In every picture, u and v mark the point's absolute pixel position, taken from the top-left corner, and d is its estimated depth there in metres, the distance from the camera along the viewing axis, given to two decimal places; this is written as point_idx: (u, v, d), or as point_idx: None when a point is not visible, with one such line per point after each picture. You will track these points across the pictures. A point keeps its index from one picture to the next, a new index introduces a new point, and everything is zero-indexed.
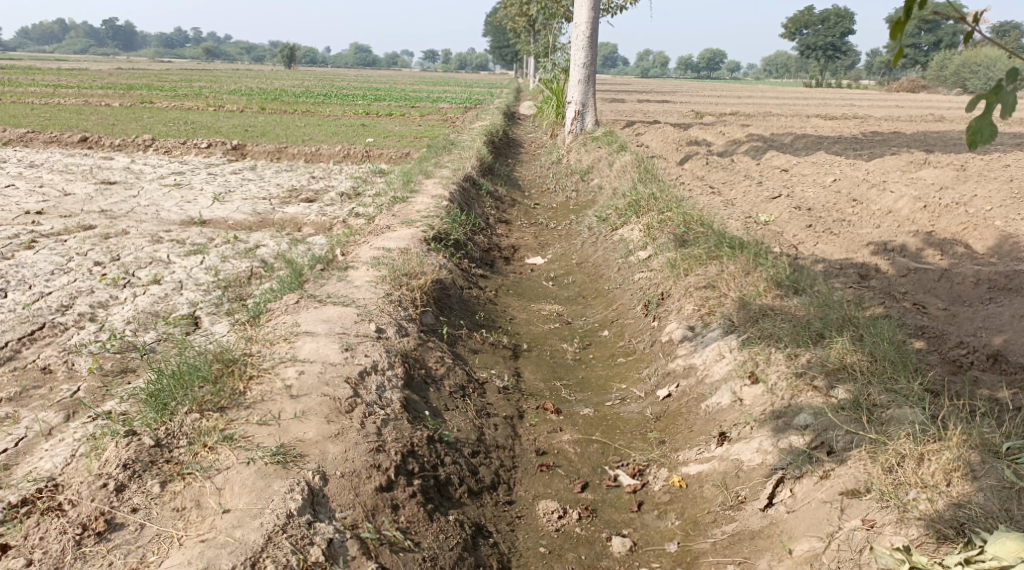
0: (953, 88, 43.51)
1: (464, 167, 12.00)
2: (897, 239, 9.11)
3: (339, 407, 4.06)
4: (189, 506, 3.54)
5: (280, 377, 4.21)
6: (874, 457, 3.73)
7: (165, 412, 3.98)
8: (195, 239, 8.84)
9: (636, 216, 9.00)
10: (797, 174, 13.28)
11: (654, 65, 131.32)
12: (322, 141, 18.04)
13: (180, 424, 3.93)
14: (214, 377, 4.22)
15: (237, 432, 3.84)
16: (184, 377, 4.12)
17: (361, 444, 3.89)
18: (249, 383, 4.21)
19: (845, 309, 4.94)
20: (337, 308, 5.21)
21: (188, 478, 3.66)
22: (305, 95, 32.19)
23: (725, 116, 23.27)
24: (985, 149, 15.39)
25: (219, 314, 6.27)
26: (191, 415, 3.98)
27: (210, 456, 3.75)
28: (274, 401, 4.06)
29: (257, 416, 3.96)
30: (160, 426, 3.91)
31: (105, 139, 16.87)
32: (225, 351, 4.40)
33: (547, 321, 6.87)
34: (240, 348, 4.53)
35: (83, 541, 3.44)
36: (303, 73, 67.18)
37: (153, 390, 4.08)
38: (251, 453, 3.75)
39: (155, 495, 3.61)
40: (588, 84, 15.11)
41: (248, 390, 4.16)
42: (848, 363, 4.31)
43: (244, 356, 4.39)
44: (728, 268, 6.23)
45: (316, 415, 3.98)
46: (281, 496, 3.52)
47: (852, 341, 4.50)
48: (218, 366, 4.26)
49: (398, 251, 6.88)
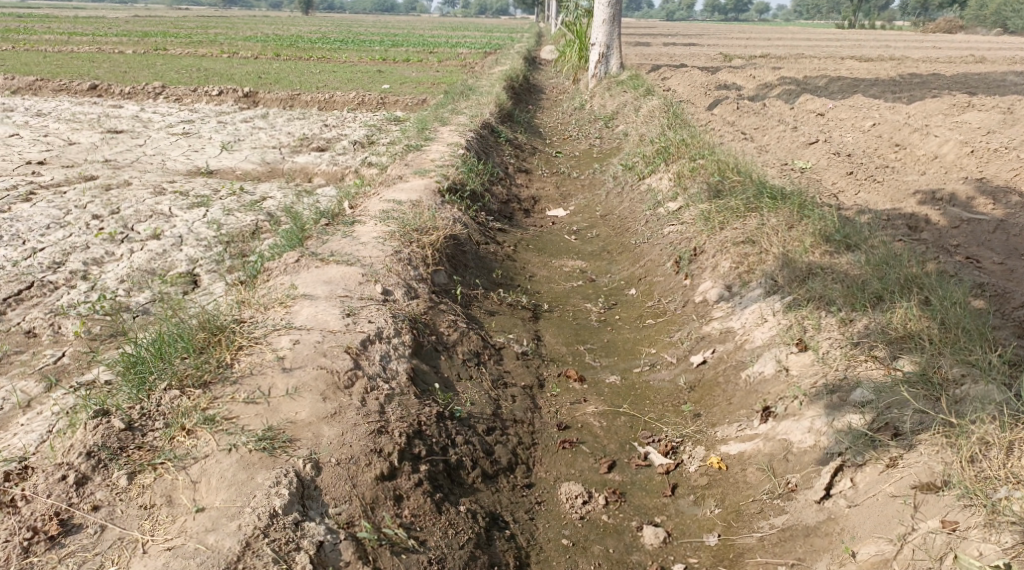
0: (992, 29, 41.95)
1: (482, 113, 11.45)
2: (945, 187, 8.53)
3: (337, 383, 3.72)
4: (159, 503, 3.27)
5: (272, 349, 3.84)
6: (952, 444, 3.38)
7: (143, 387, 3.67)
8: (199, 191, 8.37)
9: (665, 163, 8.47)
10: (833, 119, 12.60)
11: (679, 8, 128.28)
12: (336, 88, 17.48)
13: (157, 403, 3.62)
14: (199, 348, 3.87)
15: (219, 413, 3.53)
16: (164, 349, 3.80)
17: (361, 426, 3.58)
18: (238, 354, 3.87)
19: (905, 268, 4.49)
20: (340, 267, 4.80)
21: (160, 469, 3.37)
22: (321, 41, 31.44)
23: (754, 59, 22.37)
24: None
25: (219, 273, 5.82)
26: (171, 392, 3.66)
27: (187, 442, 3.46)
28: (264, 375, 3.71)
29: (244, 393, 3.64)
30: (134, 405, 3.60)
31: (115, 87, 16.39)
32: (213, 317, 4.04)
33: (569, 279, 6.41)
34: (231, 315, 4.16)
35: (33, 548, 3.16)
36: (321, 19, 65.84)
37: (129, 361, 3.77)
38: (233, 439, 3.46)
39: (121, 489, 3.32)
40: (613, 25, 14.40)
41: (236, 362, 3.82)
42: (914, 331, 3.91)
43: (234, 325, 4.01)
44: (768, 222, 5.76)
45: (310, 392, 3.65)
46: (264, 493, 3.26)
47: (917, 306, 4.07)
48: (203, 334, 3.91)
49: (410, 205, 6.42)
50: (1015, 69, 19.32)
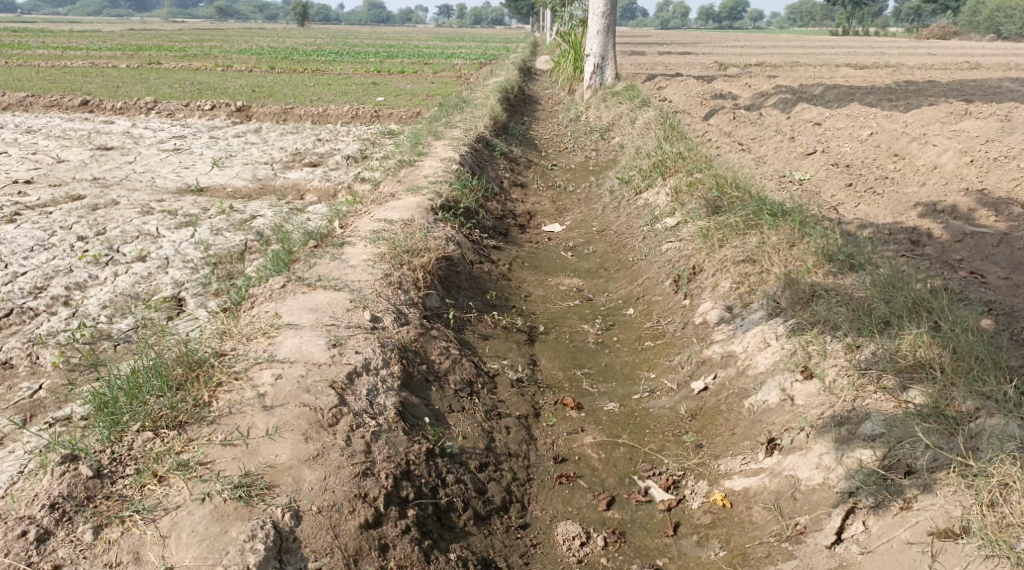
0: (986, 35, 42.01)
1: (476, 127, 11.30)
2: (947, 198, 8.39)
3: (321, 421, 3.64)
4: (126, 560, 3.15)
5: (252, 385, 3.77)
6: (970, 486, 3.30)
7: (115, 428, 3.58)
8: (187, 209, 8.10)
9: (662, 177, 8.31)
10: (830, 128, 12.46)
11: (673, 16, 128.45)
12: (330, 101, 17.34)
13: (130, 446, 3.53)
14: (175, 384, 3.80)
15: (194, 458, 3.44)
16: (137, 388, 3.72)
17: (345, 468, 3.49)
18: (216, 392, 3.78)
19: (912, 289, 4.37)
20: (328, 293, 4.63)
21: (127, 522, 3.26)
22: (315, 53, 31.30)
23: (750, 68, 22.26)
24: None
25: (206, 295, 5.61)
26: (143, 434, 3.58)
27: (159, 490, 3.36)
28: (243, 414, 3.64)
29: (221, 435, 3.56)
30: (104, 450, 3.51)
31: (106, 103, 16.21)
32: (191, 350, 3.95)
33: (566, 298, 6.24)
34: (211, 347, 4.06)
35: None
36: (317, 31, 65.76)
37: (101, 399, 3.69)
38: (208, 487, 3.35)
39: (85, 545, 3.20)
40: (608, 35, 14.26)
41: (213, 400, 3.74)
42: (926, 360, 3.81)
43: (212, 359, 3.92)
44: (769, 239, 5.61)
45: (292, 432, 3.57)
46: (239, 549, 3.14)
47: (927, 332, 3.97)
48: (180, 370, 3.82)
49: (401, 224, 6.26)
50: (1010, 75, 19.23)
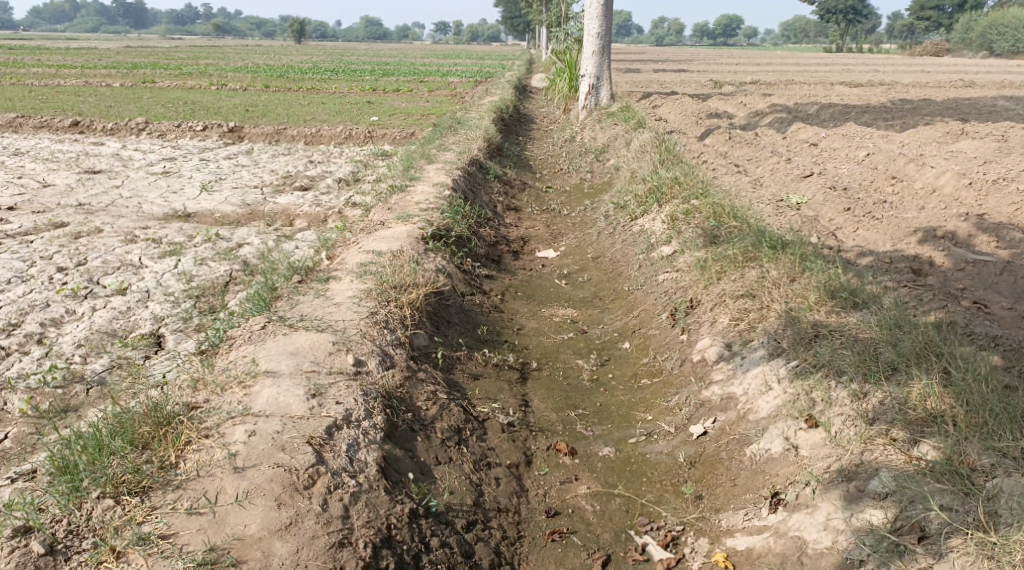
0: (979, 51, 42.13)
1: (470, 149, 11.14)
2: (947, 224, 8.22)
3: (296, 483, 3.53)
4: None
5: (223, 445, 3.67)
6: (990, 557, 3.17)
7: (74, 493, 3.48)
8: (172, 237, 7.88)
9: (657, 204, 8.14)
10: (827, 149, 12.31)
11: (668, 33, 128.99)
12: (323, 121, 17.19)
13: (89, 515, 3.43)
14: (140, 441, 3.71)
15: (154, 531, 3.34)
16: (101, 447, 3.62)
17: (319, 539, 3.38)
18: (185, 451, 3.69)
19: (919, 332, 4.23)
20: (311, 335, 4.53)
21: None
22: (311, 71, 31.22)
23: (745, 86, 22.16)
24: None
25: (186, 332, 5.42)
26: (104, 500, 3.47)
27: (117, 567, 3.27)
28: (213, 477, 3.53)
29: (187, 502, 3.45)
30: (61, 520, 3.40)
31: (97, 123, 16.04)
32: (160, 404, 3.86)
33: (559, 331, 6.04)
34: (181, 399, 3.98)
35: None
36: (314, 48, 65.76)
37: (62, 461, 3.59)
38: (170, 564, 3.26)
39: None
40: (602, 56, 14.14)
41: (181, 461, 3.64)
42: (937, 413, 3.71)
43: (182, 414, 3.84)
44: (769, 273, 5.46)
45: (263, 497, 3.46)
46: None
47: (938, 381, 3.86)
48: (147, 428, 3.73)
49: (390, 256, 6.08)
50: (1004, 93, 19.14)
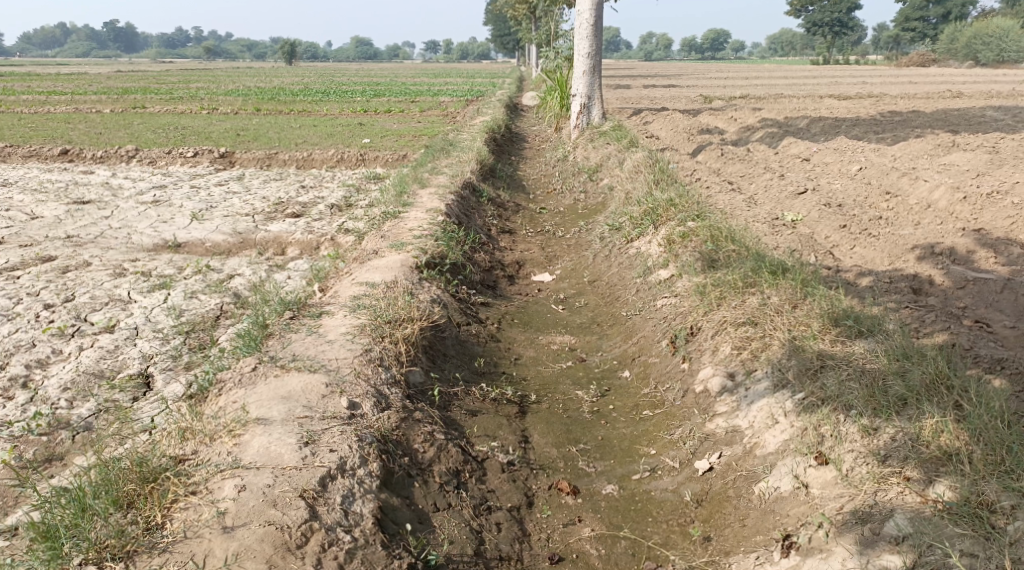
0: (965, 61, 42.38)
1: (463, 172, 11.03)
2: (944, 240, 8.12)
3: (288, 542, 3.48)
4: None
5: (213, 502, 3.60)
6: None
7: (56, 560, 3.40)
8: (162, 269, 7.74)
9: (653, 226, 8.03)
10: (819, 164, 12.24)
11: (657, 48, 129.71)
12: (314, 145, 17.08)
13: None
14: (124, 500, 3.65)
15: None
16: (84, 508, 3.56)
17: None
18: (171, 509, 3.62)
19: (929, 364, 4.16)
20: (303, 376, 4.45)
21: None
22: (301, 93, 31.13)
23: (735, 100, 22.17)
24: (1016, 128, 14.32)
25: (175, 371, 5.29)
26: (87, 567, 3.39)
27: None
28: (201, 539, 3.47)
29: (174, 567, 3.38)
30: None
31: (86, 152, 15.90)
32: (145, 459, 3.80)
33: (558, 360, 5.91)
34: (169, 452, 3.94)
35: None
36: (306, 69, 65.70)
37: (44, 524, 3.52)
38: None
39: None
40: (593, 75, 14.08)
41: (167, 521, 3.58)
42: (952, 449, 3.68)
43: (168, 470, 3.79)
44: (770, 300, 5.37)
45: (253, 558, 3.40)
46: None
47: (953, 417, 3.82)
48: (132, 486, 3.67)
49: (384, 288, 5.96)
50: (991, 103, 19.16)
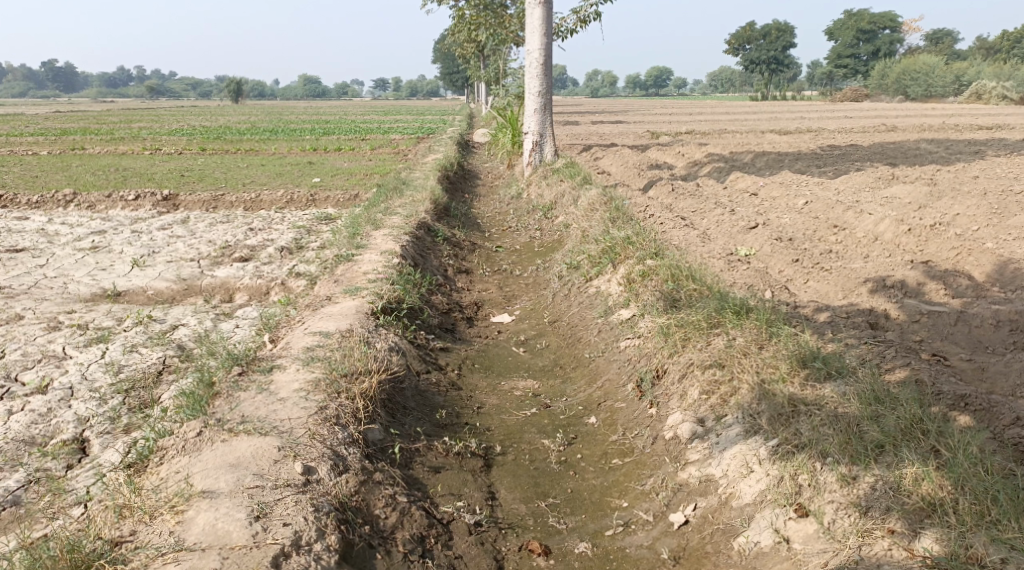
0: (895, 97, 43.78)
1: (416, 212, 10.85)
2: (894, 273, 8.02)
3: None
4: None
5: None
6: None
7: None
8: (101, 321, 7.40)
9: (612, 264, 7.91)
10: (767, 198, 12.31)
11: (601, 85, 131.66)
12: (262, 185, 16.78)
13: None
14: None
15: None
16: None
17: None
18: None
19: (901, 409, 4.12)
20: (252, 440, 4.21)
21: None
22: (248, 132, 30.74)
23: (680, 136, 22.44)
24: (951, 160, 14.63)
25: (113, 435, 5.32)
26: None
27: None
28: None
29: None
30: None
31: (21, 196, 15.34)
32: (77, 544, 3.56)
33: (522, 407, 5.73)
34: (106, 534, 3.70)
35: None
36: (253, 109, 64.81)
37: None
38: None
39: None
40: (544, 112, 14.02)
41: None
42: (935, 499, 3.68)
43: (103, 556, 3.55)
44: (736, 340, 5.23)
45: None
46: None
47: (933, 466, 3.81)
48: None
49: (339, 338, 5.73)
50: (924, 137, 19.67)
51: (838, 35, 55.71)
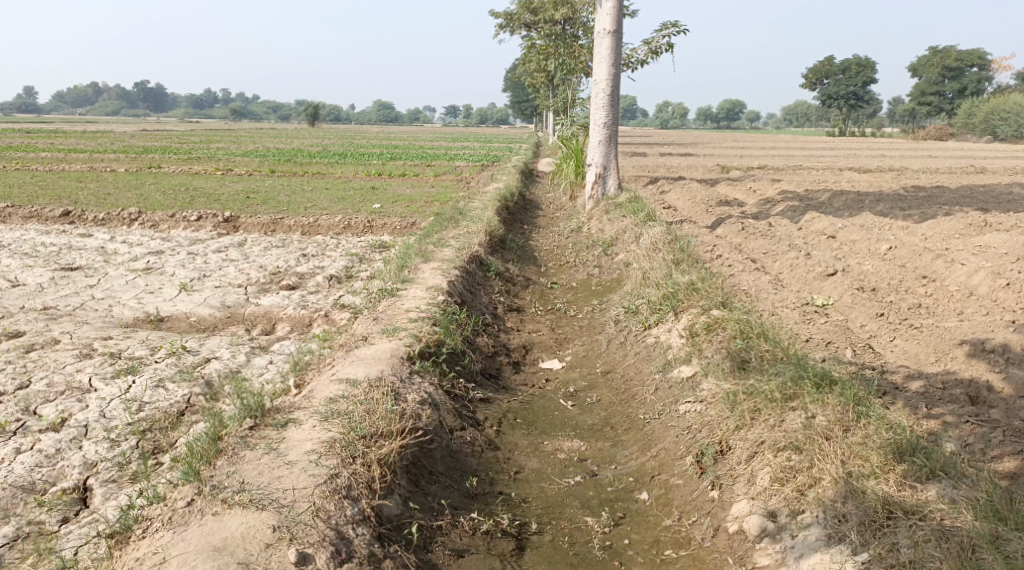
0: (982, 136, 41.89)
1: (470, 245, 10.33)
2: (994, 335, 7.00)
3: None
4: None
5: None
6: None
7: None
8: (134, 350, 6.87)
9: (674, 312, 7.21)
10: (845, 242, 11.44)
11: (674, 117, 130.55)
12: (324, 209, 16.52)
13: None
14: None
15: None
16: None
17: None
18: None
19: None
20: (245, 516, 3.92)
21: None
22: (319, 153, 30.77)
23: (753, 171, 21.54)
24: None
25: (118, 486, 4.85)
26: None
27: None
28: None
29: None
30: None
31: (86, 214, 15.30)
32: None
33: (565, 475, 5.08)
34: None
35: None
36: (326, 130, 65.01)
37: None
38: None
39: None
40: (609, 145, 13.35)
41: None
42: None
43: None
44: (815, 419, 4.60)
45: None
46: None
47: None
48: None
49: (366, 386, 5.13)
50: (1017, 180, 18.36)
51: (922, 71, 53.82)
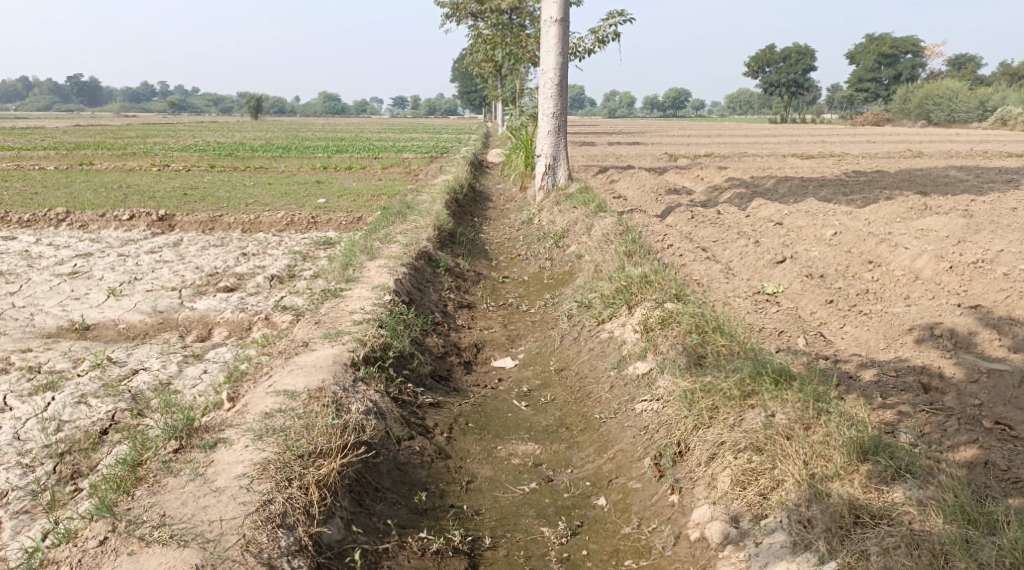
0: (918, 121, 42.72)
1: (417, 240, 10.00)
2: (943, 320, 6.93)
3: None
4: None
5: None
6: None
7: None
8: (54, 362, 6.38)
9: (627, 306, 7.00)
10: (793, 228, 11.36)
11: (620, 106, 131.13)
12: (265, 206, 15.99)
13: None
14: None
15: None
16: None
17: None
18: None
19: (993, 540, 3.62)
20: (165, 555, 3.63)
21: None
22: (262, 147, 29.98)
23: (699, 158, 21.53)
24: (984, 189, 13.61)
25: (31, 517, 4.47)
26: None
27: None
28: None
29: None
30: None
31: (12, 215, 14.55)
32: None
33: (519, 482, 4.83)
34: None
35: None
36: (268, 126, 63.77)
37: None
38: None
39: None
40: (558, 135, 13.09)
41: None
42: None
43: None
44: (776, 417, 4.40)
45: None
46: None
47: None
48: None
49: (305, 396, 4.81)
50: (954, 163, 18.61)
51: (860, 58, 54.73)
